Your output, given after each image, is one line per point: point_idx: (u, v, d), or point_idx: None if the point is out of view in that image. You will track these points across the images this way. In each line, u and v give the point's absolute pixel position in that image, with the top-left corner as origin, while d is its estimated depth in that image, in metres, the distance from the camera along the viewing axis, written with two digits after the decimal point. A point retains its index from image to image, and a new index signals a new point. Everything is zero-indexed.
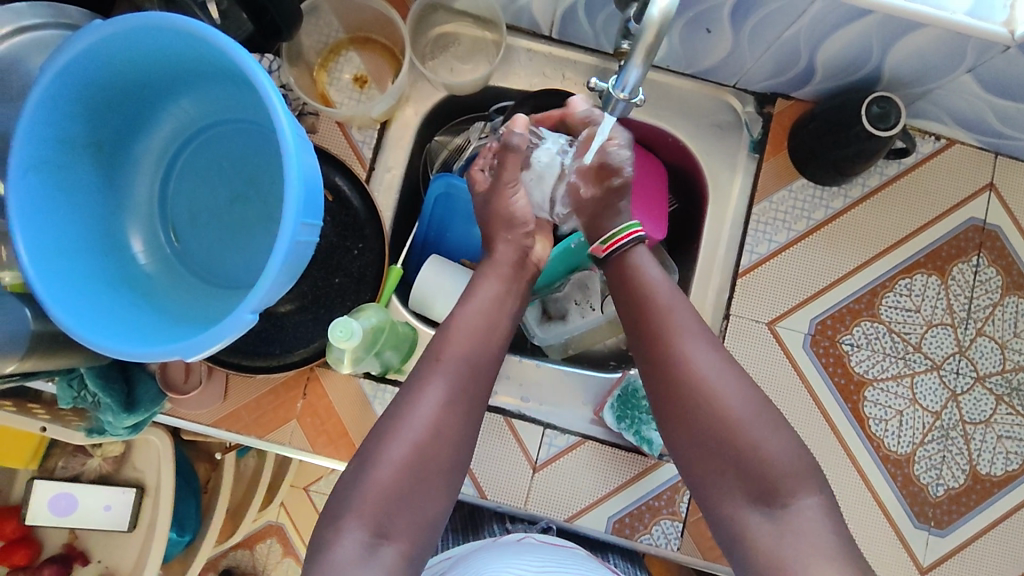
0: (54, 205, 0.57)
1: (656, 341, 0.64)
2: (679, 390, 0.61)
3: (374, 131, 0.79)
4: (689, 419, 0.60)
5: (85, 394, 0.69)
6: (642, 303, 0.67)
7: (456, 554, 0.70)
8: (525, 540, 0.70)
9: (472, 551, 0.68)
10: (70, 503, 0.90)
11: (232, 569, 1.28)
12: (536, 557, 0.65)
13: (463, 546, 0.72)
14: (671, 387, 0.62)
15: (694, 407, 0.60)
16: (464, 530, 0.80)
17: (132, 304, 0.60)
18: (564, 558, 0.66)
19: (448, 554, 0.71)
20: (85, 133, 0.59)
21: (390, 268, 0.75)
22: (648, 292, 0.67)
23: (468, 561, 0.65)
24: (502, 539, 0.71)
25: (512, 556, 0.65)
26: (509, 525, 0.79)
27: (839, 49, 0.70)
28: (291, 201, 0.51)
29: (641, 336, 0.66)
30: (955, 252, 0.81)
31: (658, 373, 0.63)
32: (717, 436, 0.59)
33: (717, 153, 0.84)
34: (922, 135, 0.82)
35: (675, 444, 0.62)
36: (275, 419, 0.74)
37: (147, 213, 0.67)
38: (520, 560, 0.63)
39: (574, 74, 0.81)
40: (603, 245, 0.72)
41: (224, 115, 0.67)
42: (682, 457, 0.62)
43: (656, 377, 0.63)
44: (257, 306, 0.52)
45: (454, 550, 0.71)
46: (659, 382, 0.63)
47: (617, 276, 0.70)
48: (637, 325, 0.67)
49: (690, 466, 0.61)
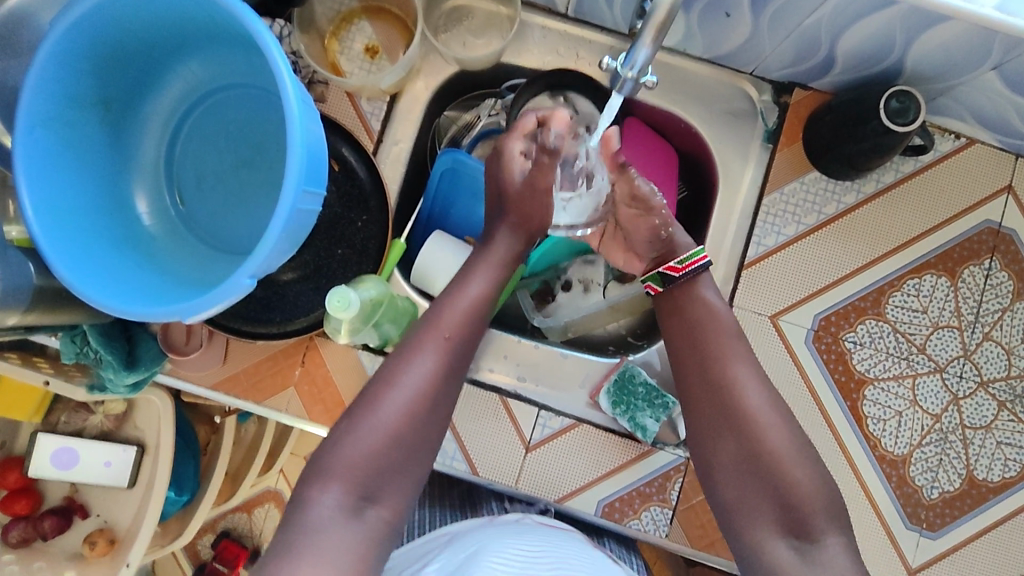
0: (61, 161, 0.58)
1: (705, 359, 0.66)
2: (731, 420, 0.62)
3: (383, 103, 0.78)
4: (738, 448, 0.61)
5: (87, 349, 0.70)
6: (693, 319, 0.68)
7: (451, 531, 0.71)
8: (524, 520, 0.71)
9: (469, 529, 0.70)
10: (71, 457, 0.92)
11: (230, 531, 1.31)
12: (532, 538, 0.66)
13: (460, 523, 0.73)
14: (719, 404, 0.63)
15: (737, 422, 0.62)
16: (462, 506, 0.84)
17: (135, 264, 0.61)
18: (559, 539, 0.67)
19: (445, 530, 0.72)
20: (94, 92, 0.59)
21: (394, 242, 0.75)
22: (702, 311, 0.68)
23: (463, 540, 0.66)
24: (500, 518, 0.72)
25: (511, 535, 0.66)
26: (508, 504, 0.81)
27: (861, 39, 0.68)
28: (292, 168, 0.51)
29: (692, 346, 0.67)
30: (968, 254, 0.79)
31: (705, 390, 0.64)
32: (757, 447, 0.60)
33: (730, 141, 0.83)
34: (941, 133, 0.81)
35: (715, 471, 0.63)
36: (273, 385, 0.74)
37: (153, 174, 0.67)
38: (517, 541, 0.64)
39: (588, 54, 0.80)
40: (679, 265, 0.70)
41: (232, 79, 0.67)
42: (717, 483, 0.62)
43: (708, 406, 0.64)
44: (255, 271, 0.52)
45: (452, 527, 0.72)
46: (707, 399, 0.64)
47: (676, 297, 0.70)
48: (687, 342, 0.67)
49: (720, 472, 0.62)
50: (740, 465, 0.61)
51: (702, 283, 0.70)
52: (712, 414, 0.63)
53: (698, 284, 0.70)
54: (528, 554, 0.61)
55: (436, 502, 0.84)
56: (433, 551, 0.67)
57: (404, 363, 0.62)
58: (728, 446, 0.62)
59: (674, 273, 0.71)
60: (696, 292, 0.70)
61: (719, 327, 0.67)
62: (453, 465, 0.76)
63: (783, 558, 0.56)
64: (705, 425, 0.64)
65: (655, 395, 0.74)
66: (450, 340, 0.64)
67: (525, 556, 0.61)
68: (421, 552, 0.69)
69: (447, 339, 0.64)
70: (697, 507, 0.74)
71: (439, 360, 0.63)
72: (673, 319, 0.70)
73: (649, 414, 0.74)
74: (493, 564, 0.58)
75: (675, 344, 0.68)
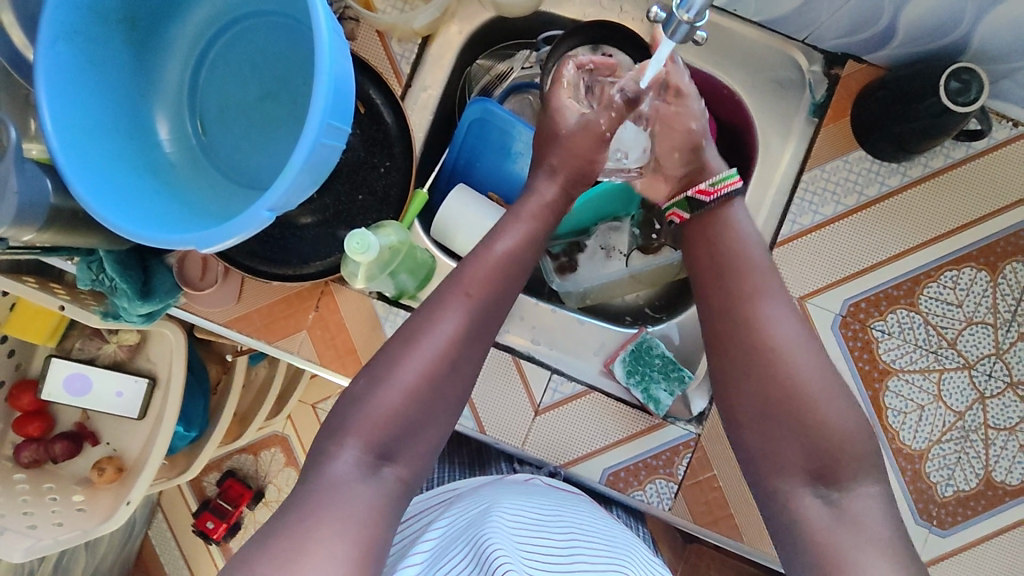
0: (84, 77, 0.56)
1: (739, 328, 0.60)
2: (747, 364, 0.59)
3: (414, 45, 0.76)
4: (755, 394, 0.58)
5: (102, 278, 0.69)
6: (714, 257, 0.65)
7: (463, 488, 0.72)
8: (533, 481, 0.71)
9: (477, 487, 0.70)
10: (83, 384, 0.92)
11: (236, 470, 1.33)
12: (543, 501, 0.66)
13: (468, 479, 0.74)
14: (738, 343, 0.60)
15: (769, 400, 0.57)
16: (471, 466, 0.86)
17: (153, 190, 0.60)
18: (569, 504, 0.68)
19: (452, 487, 0.73)
20: (118, 8, 0.57)
21: (416, 193, 0.71)
22: (728, 288, 0.62)
23: (474, 496, 0.66)
24: (511, 477, 0.72)
25: (522, 494, 0.66)
26: (517, 465, 0.83)
27: (928, 9, 0.64)
28: (318, 99, 0.49)
29: (712, 283, 0.64)
30: (1012, 249, 0.75)
31: (720, 329, 0.62)
32: (770, 442, 0.57)
33: (773, 112, 0.79)
34: (998, 119, 0.76)
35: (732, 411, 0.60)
36: (285, 327, 0.74)
37: (176, 100, 0.66)
38: (529, 502, 0.64)
39: (632, 8, 0.77)
40: (710, 188, 0.68)
41: (261, 6, 0.65)
42: (736, 428, 0.60)
43: (724, 347, 0.61)
44: (275, 205, 0.50)
45: (459, 482, 0.73)
46: (722, 340, 0.61)
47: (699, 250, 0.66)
48: (722, 305, 0.62)
49: (737, 418, 0.60)
50: (765, 442, 0.58)
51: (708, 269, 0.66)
52: (740, 394, 0.59)
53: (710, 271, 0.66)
54: (540, 516, 0.61)
55: (446, 461, 0.86)
56: (445, 507, 0.67)
57: (419, 311, 0.61)
58: (756, 429, 0.58)
59: (704, 197, 0.68)
60: (733, 262, 0.63)
61: (758, 299, 0.61)
62: (460, 422, 0.75)
63: (791, 539, 0.55)
64: (733, 393, 0.60)
65: (672, 368, 0.73)
66: (470, 297, 0.62)
67: (537, 519, 0.61)
68: (434, 507, 0.69)
69: (466, 288, 0.62)
70: (703, 485, 0.73)
71: (462, 316, 0.61)
72: (708, 279, 0.64)
73: (663, 387, 0.73)
74: (506, 522, 0.58)
75: (709, 304, 0.63)
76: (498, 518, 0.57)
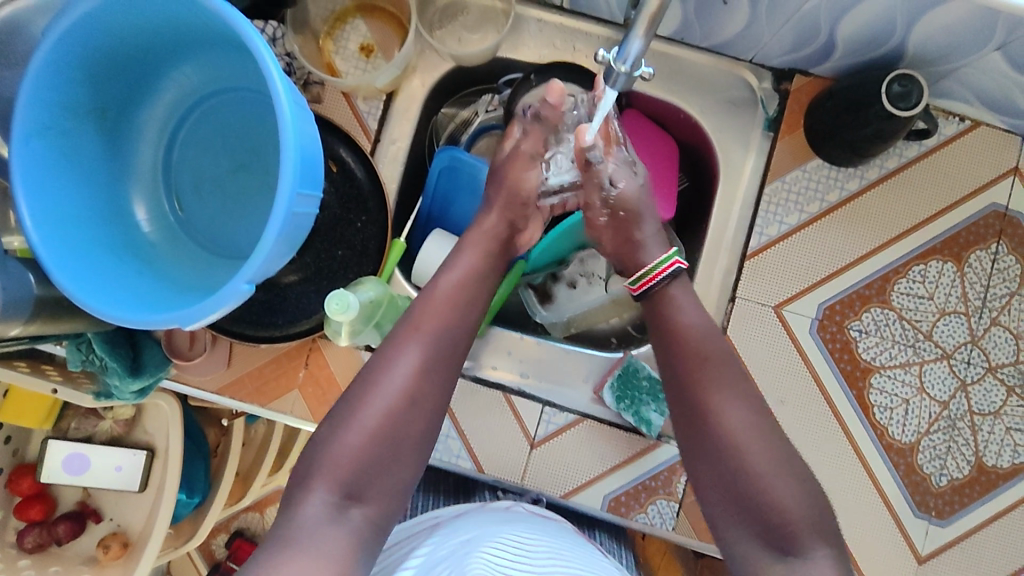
0: (59, 170, 0.58)
1: (691, 361, 0.64)
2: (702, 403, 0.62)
3: (380, 102, 0.78)
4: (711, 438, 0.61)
5: (93, 357, 0.70)
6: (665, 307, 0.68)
7: (443, 514, 0.72)
8: (514, 508, 0.72)
9: (455, 516, 0.70)
10: (83, 462, 0.93)
11: (242, 531, 1.32)
12: (526, 526, 0.66)
13: (447, 508, 0.74)
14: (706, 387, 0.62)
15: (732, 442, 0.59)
16: (456, 494, 0.86)
17: (135, 272, 0.61)
18: (551, 530, 0.68)
19: (436, 512, 0.73)
20: (89, 101, 0.59)
21: (394, 243, 0.76)
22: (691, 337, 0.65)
23: (456, 525, 0.66)
24: (493, 505, 0.73)
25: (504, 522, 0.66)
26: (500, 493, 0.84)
27: (861, 23, 0.67)
28: (288, 172, 0.51)
29: (669, 336, 0.66)
30: (974, 238, 0.78)
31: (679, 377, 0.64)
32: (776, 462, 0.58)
33: (730, 131, 0.82)
34: (945, 116, 0.79)
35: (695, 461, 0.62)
36: (277, 388, 0.75)
37: (151, 181, 0.68)
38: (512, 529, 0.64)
39: (584, 46, 0.80)
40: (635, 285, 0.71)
41: (229, 83, 0.68)
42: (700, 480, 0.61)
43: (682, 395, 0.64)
44: (254, 277, 0.52)
45: (441, 509, 0.73)
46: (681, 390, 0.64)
47: (654, 299, 0.69)
48: (674, 354, 0.65)
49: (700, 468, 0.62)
50: None
51: (675, 292, 0.68)
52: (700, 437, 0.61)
53: (665, 295, 0.68)
54: (523, 543, 0.62)
55: (430, 489, 0.86)
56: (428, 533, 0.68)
57: (391, 353, 0.63)
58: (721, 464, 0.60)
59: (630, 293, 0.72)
60: (683, 312, 0.67)
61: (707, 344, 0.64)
62: (458, 463, 0.76)
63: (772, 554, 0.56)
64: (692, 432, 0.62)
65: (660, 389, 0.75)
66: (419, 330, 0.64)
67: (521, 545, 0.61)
68: (416, 534, 0.70)
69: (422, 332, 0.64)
70: None
71: (437, 369, 0.63)
72: (666, 336, 0.66)
73: (653, 407, 0.74)
74: (490, 555, 0.58)
75: (665, 349, 0.66)
76: (483, 552, 0.58)
